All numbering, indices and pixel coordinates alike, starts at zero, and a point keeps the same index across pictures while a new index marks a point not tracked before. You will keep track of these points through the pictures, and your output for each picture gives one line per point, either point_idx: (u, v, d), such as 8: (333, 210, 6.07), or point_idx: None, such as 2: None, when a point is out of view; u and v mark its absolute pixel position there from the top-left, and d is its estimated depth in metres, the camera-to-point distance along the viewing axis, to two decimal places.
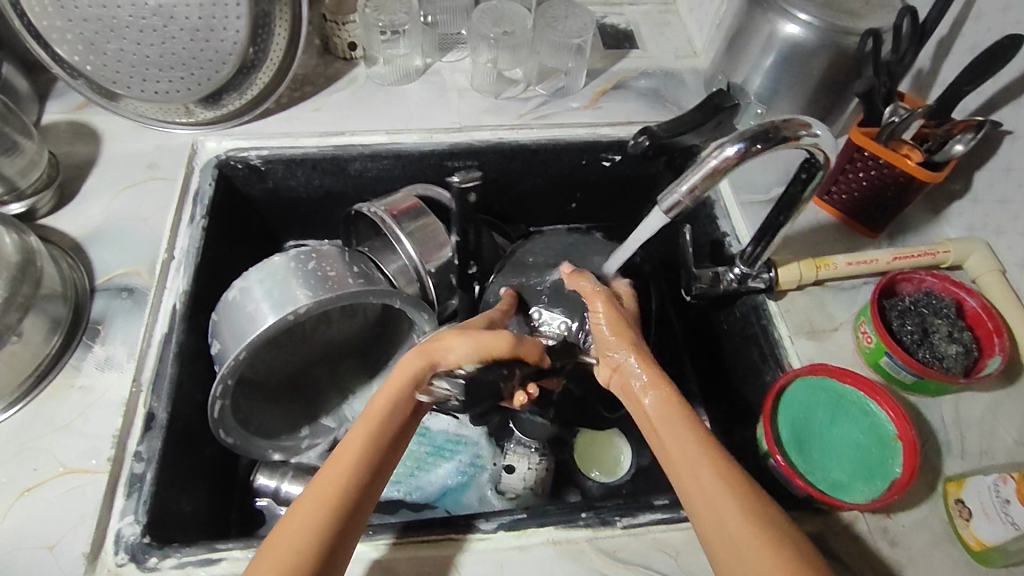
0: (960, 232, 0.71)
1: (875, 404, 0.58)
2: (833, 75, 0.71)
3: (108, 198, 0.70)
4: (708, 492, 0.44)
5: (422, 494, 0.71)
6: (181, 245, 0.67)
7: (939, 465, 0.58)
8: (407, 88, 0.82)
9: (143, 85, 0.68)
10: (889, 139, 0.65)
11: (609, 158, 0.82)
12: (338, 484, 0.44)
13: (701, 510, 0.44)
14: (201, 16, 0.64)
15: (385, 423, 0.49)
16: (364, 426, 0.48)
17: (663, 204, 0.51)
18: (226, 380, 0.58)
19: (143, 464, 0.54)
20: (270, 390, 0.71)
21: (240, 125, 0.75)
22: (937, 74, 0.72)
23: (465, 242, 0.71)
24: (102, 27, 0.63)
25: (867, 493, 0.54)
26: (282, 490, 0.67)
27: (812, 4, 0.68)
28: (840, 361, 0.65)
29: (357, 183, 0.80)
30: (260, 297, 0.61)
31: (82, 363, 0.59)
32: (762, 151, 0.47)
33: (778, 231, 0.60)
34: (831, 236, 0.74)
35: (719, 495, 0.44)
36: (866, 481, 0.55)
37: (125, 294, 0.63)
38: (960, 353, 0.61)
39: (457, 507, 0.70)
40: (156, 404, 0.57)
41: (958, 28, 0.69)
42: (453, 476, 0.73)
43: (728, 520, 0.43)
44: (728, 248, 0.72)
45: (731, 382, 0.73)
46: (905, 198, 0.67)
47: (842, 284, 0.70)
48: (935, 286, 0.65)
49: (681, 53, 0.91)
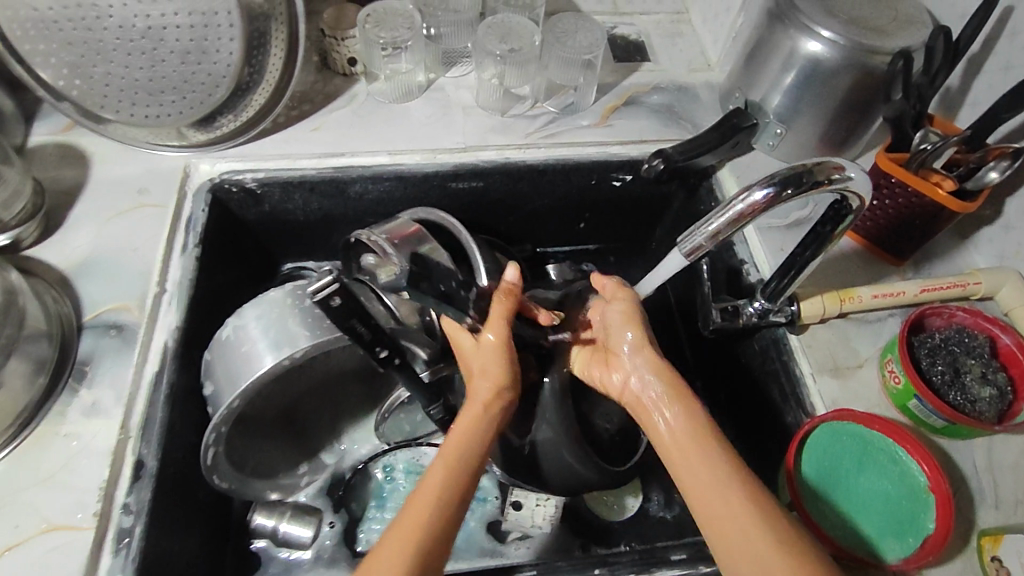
0: (990, 260, 0.67)
1: (905, 452, 0.55)
2: (858, 94, 0.67)
3: (97, 227, 0.66)
4: (733, 511, 0.44)
5: None
6: (174, 277, 0.64)
7: (966, 516, 0.56)
8: (410, 106, 0.79)
9: (132, 109, 0.65)
10: (920, 167, 0.62)
11: (620, 178, 0.78)
12: (426, 510, 0.45)
13: (725, 529, 0.44)
14: (192, 38, 0.60)
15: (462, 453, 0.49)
16: (442, 458, 0.49)
17: (684, 247, 0.49)
18: (219, 428, 0.57)
19: (132, 517, 0.52)
20: (265, 425, 0.66)
21: (235, 146, 0.72)
22: (967, 93, 0.68)
23: (361, 340, 0.55)
24: (87, 51, 0.60)
25: (898, 552, 0.52)
26: (280, 531, 0.65)
27: (837, 21, 0.64)
28: (863, 401, 0.62)
29: (357, 206, 0.76)
30: (256, 335, 0.57)
31: (68, 408, 0.56)
32: (793, 197, 0.45)
33: (804, 266, 0.58)
34: (855, 263, 0.70)
35: (744, 516, 0.44)
36: (899, 537, 0.52)
37: (113, 332, 0.61)
38: (995, 397, 0.57)
39: (461, 549, 0.67)
40: (145, 452, 0.55)
41: (991, 45, 0.64)
42: None
43: (757, 542, 0.43)
44: (747, 276, 0.69)
45: (748, 418, 0.71)
46: (935, 226, 0.64)
47: (866, 316, 0.67)
48: (966, 322, 0.61)
49: (694, 66, 0.88)
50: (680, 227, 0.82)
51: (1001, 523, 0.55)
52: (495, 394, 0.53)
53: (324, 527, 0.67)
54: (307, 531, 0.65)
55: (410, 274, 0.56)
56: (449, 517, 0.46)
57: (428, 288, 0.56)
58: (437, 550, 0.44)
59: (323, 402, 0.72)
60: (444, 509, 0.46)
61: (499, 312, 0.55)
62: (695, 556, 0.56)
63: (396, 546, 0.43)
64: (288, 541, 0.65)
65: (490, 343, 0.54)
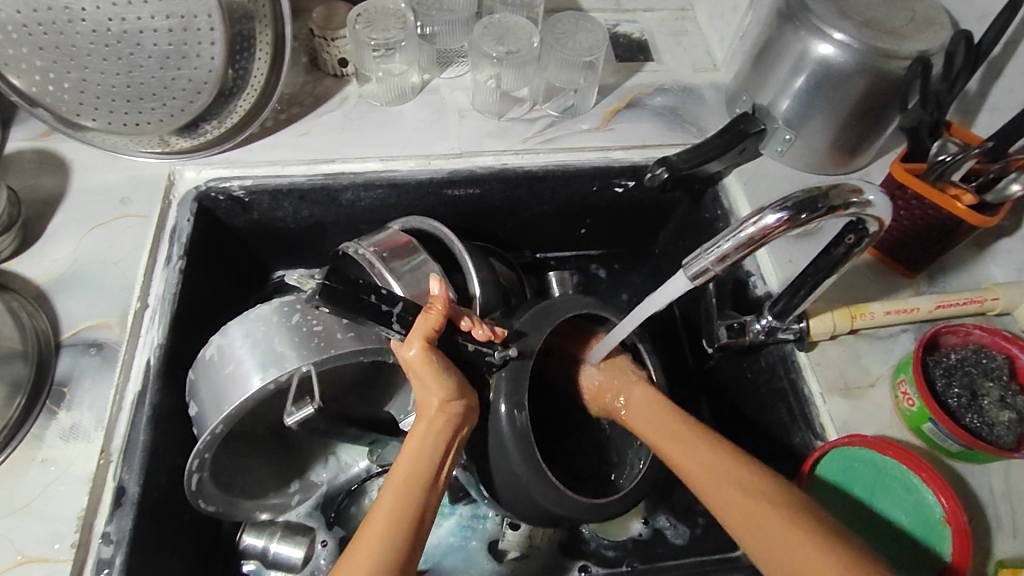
0: (1008, 274, 0.64)
1: (920, 480, 0.53)
2: (871, 100, 0.64)
3: (77, 238, 0.64)
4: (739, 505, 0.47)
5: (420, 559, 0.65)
6: (157, 291, 0.62)
7: (982, 544, 0.54)
8: (403, 109, 0.76)
9: (110, 116, 0.62)
10: (938, 179, 0.59)
11: (622, 184, 0.76)
12: (398, 505, 0.45)
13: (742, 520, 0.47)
14: (170, 43, 0.57)
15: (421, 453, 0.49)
16: (407, 460, 0.48)
17: (689, 269, 0.46)
18: (203, 453, 0.53)
19: (112, 547, 0.50)
20: (254, 441, 0.63)
21: (222, 153, 0.69)
22: (986, 98, 0.65)
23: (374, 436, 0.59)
24: (61, 56, 0.57)
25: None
26: (270, 552, 0.63)
27: (850, 23, 0.61)
28: (875, 422, 0.59)
29: (350, 214, 0.73)
30: (241, 354, 0.53)
31: (44, 432, 0.54)
32: (807, 221, 0.42)
33: (817, 284, 0.55)
34: (866, 277, 0.67)
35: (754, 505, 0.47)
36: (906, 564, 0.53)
37: (93, 350, 0.58)
38: (1014, 421, 0.54)
39: (460, 569, 0.65)
40: (126, 478, 0.53)
41: (1012, 48, 0.61)
42: (456, 534, 0.66)
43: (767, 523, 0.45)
44: (754, 289, 0.66)
45: (756, 434, 0.68)
46: (953, 239, 0.61)
47: (878, 332, 0.64)
48: (984, 340, 0.59)
49: (700, 65, 0.84)
50: (683, 234, 0.80)
51: (1019, 552, 0.53)
52: (442, 404, 0.51)
53: (316, 546, 0.65)
54: (298, 551, 0.63)
55: (324, 291, 0.47)
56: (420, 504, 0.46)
57: (355, 314, 0.49)
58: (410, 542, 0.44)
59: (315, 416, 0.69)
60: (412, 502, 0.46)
61: (423, 330, 0.51)
62: None
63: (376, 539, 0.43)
64: (278, 561, 0.63)
65: (414, 355, 0.50)
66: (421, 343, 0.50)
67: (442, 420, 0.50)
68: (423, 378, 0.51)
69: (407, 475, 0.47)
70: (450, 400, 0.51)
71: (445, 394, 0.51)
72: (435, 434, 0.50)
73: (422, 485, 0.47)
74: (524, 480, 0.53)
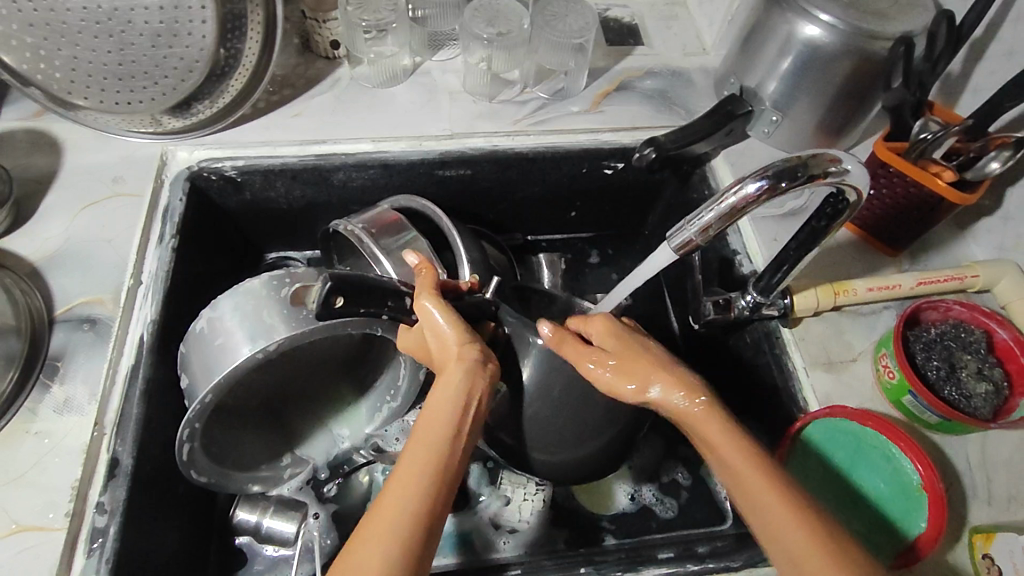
0: (989, 252, 0.66)
1: (899, 450, 0.55)
2: (856, 80, 0.64)
3: (70, 217, 0.64)
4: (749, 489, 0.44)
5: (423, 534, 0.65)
6: (150, 268, 0.62)
7: (960, 513, 0.55)
8: (395, 91, 0.76)
9: (102, 95, 0.62)
10: (919, 157, 0.60)
11: (611, 166, 0.76)
12: (426, 467, 0.44)
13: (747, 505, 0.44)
14: (162, 20, 0.58)
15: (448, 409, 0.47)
16: (433, 418, 0.47)
17: (673, 240, 0.47)
18: (193, 424, 0.54)
19: (106, 517, 0.50)
20: (246, 417, 0.65)
21: (213, 133, 0.70)
22: (968, 79, 0.66)
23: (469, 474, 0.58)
24: (52, 33, 0.58)
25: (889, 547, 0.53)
26: (264, 526, 0.63)
27: (836, 5, 0.62)
28: (858, 396, 0.61)
29: (342, 194, 0.74)
30: (231, 327, 0.54)
31: (39, 405, 0.54)
32: (786, 190, 0.43)
33: (799, 259, 0.56)
34: (849, 255, 0.68)
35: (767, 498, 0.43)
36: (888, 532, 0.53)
37: (87, 326, 0.59)
38: (990, 393, 0.56)
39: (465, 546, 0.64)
40: (120, 449, 0.53)
41: (994, 30, 0.62)
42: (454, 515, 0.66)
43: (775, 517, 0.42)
44: (739, 267, 0.67)
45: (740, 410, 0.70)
46: (934, 218, 0.62)
47: (861, 309, 0.65)
48: (963, 316, 0.60)
49: (689, 49, 0.85)
50: (672, 216, 0.81)
51: (994, 520, 0.55)
52: (459, 351, 0.50)
53: (308, 519, 0.65)
54: (291, 524, 0.63)
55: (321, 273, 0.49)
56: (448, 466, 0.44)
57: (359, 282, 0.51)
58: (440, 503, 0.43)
59: (309, 390, 0.70)
60: (437, 464, 0.44)
61: (424, 284, 0.54)
62: (682, 555, 0.54)
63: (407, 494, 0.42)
64: (272, 535, 0.63)
65: (427, 306, 0.52)
66: (426, 293, 0.53)
67: (462, 368, 0.49)
68: (442, 330, 0.51)
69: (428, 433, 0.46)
70: (468, 348, 0.50)
71: (462, 340, 0.51)
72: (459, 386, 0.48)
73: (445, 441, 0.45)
74: (595, 409, 0.56)
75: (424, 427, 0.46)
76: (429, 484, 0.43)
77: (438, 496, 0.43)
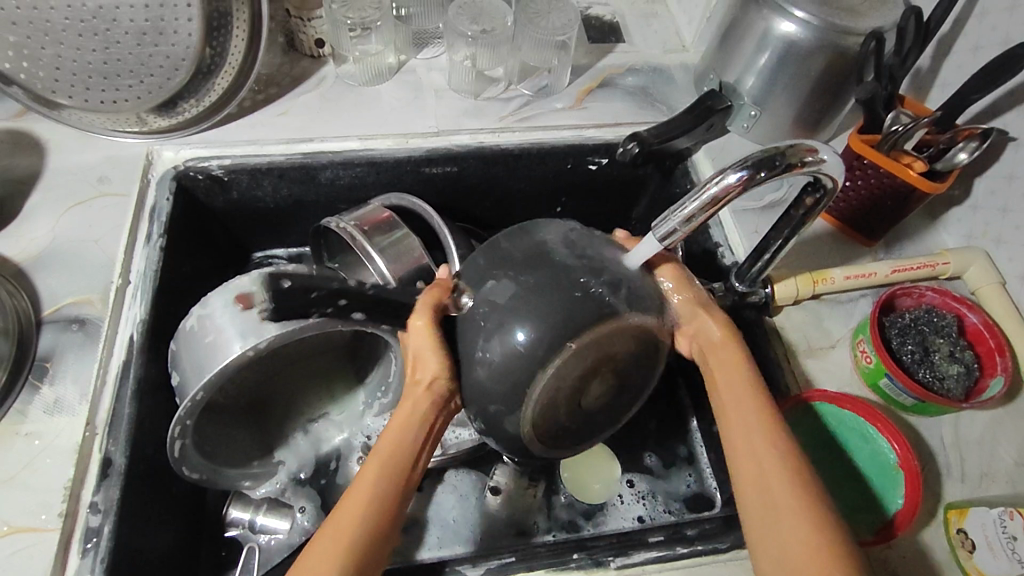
0: (958, 240, 0.68)
1: (876, 430, 0.57)
2: (831, 75, 0.67)
3: (55, 218, 0.64)
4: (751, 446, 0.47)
5: (416, 528, 0.64)
6: (137, 268, 0.62)
7: (939, 491, 0.57)
8: (380, 89, 0.77)
9: (86, 94, 0.62)
10: (891, 149, 0.62)
11: (596, 162, 0.77)
12: (358, 514, 0.44)
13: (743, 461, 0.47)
14: (147, 19, 0.58)
15: (396, 452, 0.47)
16: (379, 457, 0.47)
17: (658, 232, 0.47)
18: (185, 421, 0.54)
19: (99, 516, 0.50)
20: (235, 412, 0.65)
21: (199, 132, 0.70)
22: (937, 73, 0.68)
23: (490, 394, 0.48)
24: (35, 31, 0.58)
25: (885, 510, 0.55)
26: (258, 523, 0.64)
27: (811, 2, 0.63)
28: (838, 380, 0.63)
29: (328, 192, 0.74)
30: (222, 324, 0.53)
31: (28, 406, 0.54)
32: (765, 180, 0.44)
33: (779, 248, 0.58)
34: (827, 246, 0.71)
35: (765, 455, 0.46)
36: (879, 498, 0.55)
37: (75, 327, 0.59)
38: (962, 374, 0.58)
39: (461, 536, 0.65)
40: (111, 449, 0.53)
41: (960, 27, 0.65)
42: (448, 512, 0.66)
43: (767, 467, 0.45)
44: (721, 259, 0.69)
45: None
46: (904, 207, 0.64)
47: (840, 298, 0.68)
48: (935, 301, 0.62)
49: (669, 47, 0.87)
50: (657, 210, 0.82)
51: (967, 496, 0.57)
52: (431, 381, 0.49)
53: (297, 513, 0.65)
54: (285, 521, 0.64)
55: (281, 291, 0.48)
56: (386, 513, 0.45)
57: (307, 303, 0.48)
58: (371, 552, 0.44)
59: (298, 376, 0.69)
60: (374, 514, 0.45)
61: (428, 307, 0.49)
62: (671, 538, 0.56)
63: (331, 547, 0.43)
64: (265, 532, 0.64)
65: (419, 329, 0.49)
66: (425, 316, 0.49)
67: (430, 398, 0.49)
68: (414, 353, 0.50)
69: (387, 459, 0.47)
70: (425, 372, 0.49)
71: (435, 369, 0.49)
72: (421, 414, 0.49)
73: (403, 465, 0.47)
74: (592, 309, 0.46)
75: (366, 468, 0.47)
76: (360, 535, 0.43)
77: (372, 541, 0.44)
